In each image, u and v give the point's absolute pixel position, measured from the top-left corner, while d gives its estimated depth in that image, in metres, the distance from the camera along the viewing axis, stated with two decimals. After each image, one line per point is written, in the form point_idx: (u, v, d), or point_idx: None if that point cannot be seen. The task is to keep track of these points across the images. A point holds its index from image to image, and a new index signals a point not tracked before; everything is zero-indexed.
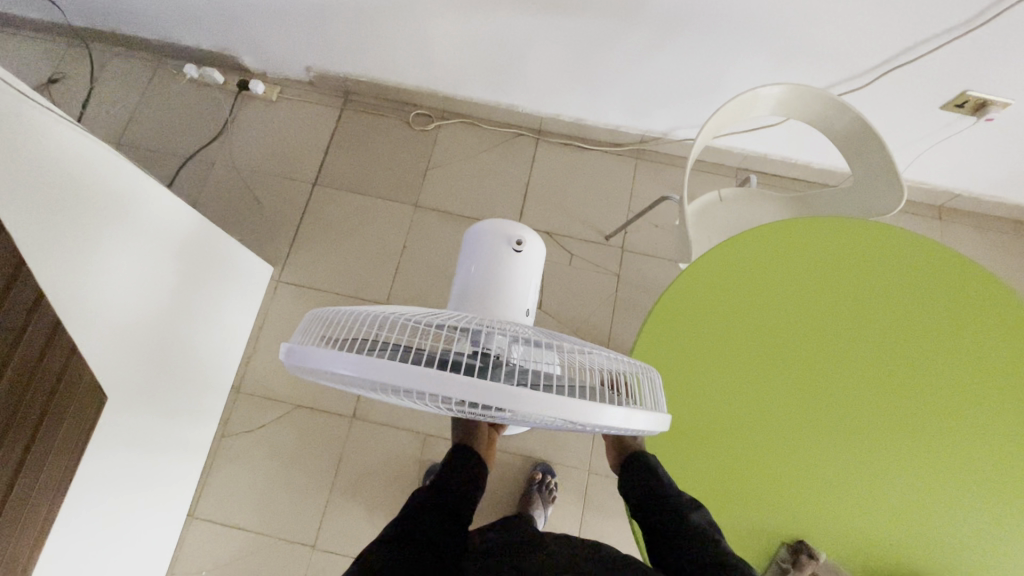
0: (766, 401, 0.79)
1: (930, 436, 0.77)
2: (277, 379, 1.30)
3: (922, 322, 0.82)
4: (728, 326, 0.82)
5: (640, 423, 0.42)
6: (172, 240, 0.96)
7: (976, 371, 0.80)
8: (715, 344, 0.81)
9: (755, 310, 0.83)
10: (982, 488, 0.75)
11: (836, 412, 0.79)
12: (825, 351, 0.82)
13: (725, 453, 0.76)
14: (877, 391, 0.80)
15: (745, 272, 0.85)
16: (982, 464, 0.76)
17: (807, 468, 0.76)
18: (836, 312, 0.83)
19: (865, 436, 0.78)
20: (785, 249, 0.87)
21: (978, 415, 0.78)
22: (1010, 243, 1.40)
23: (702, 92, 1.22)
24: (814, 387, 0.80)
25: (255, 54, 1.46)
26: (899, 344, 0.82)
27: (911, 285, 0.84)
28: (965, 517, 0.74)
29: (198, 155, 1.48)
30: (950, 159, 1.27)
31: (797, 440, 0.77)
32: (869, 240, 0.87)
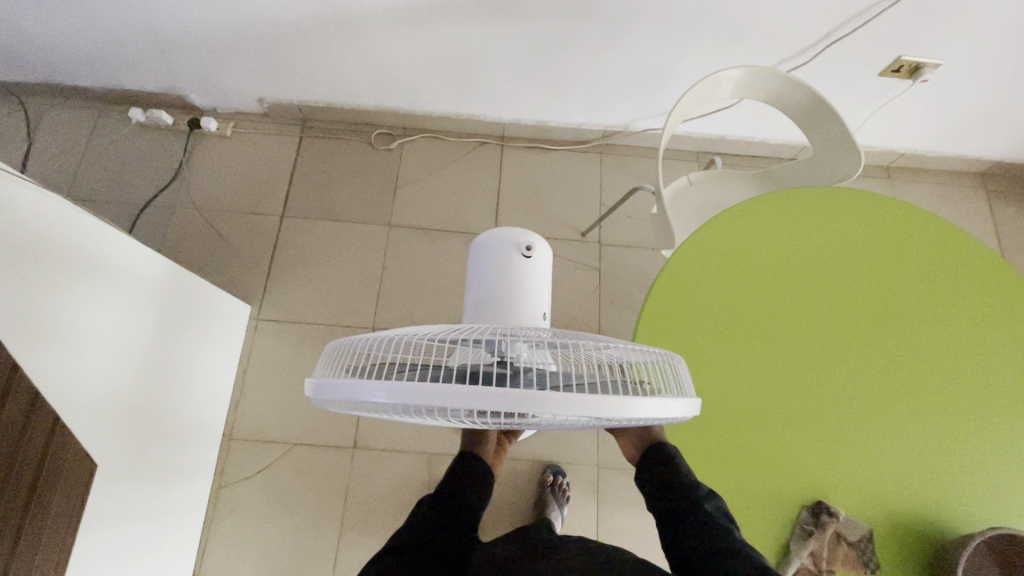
0: (750, 362, 0.82)
1: (910, 382, 0.82)
2: (270, 420, 1.25)
3: (897, 276, 0.87)
4: (720, 302, 0.84)
5: (674, 412, 0.42)
6: (144, 290, 0.92)
7: (953, 315, 0.85)
8: (712, 322, 0.83)
9: (728, 279, 0.86)
10: (974, 431, 0.79)
11: (815, 364, 0.82)
12: (814, 314, 0.85)
13: (732, 425, 0.78)
14: (867, 345, 0.84)
15: (727, 250, 0.88)
16: (973, 402, 0.81)
17: (797, 424, 0.79)
18: (806, 271, 0.87)
19: (862, 391, 0.81)
20: (763, 222, 0.90)
21: (962, 357, 0.83)
22: (955, 193, 1.50)
23: (658, 83, 1.26)
24: (794, 343, 0.83)
25: (205, 91, 1.42)
26: (879, 302, 0.86)
27: (883, 243, 0.89)
28: (969, 456, 0.78)
29: (156, 200, 1.42)
30: (894, 121, 1.34)
31: (787, 399, 0.80)
32: (838, 205, 0.91)
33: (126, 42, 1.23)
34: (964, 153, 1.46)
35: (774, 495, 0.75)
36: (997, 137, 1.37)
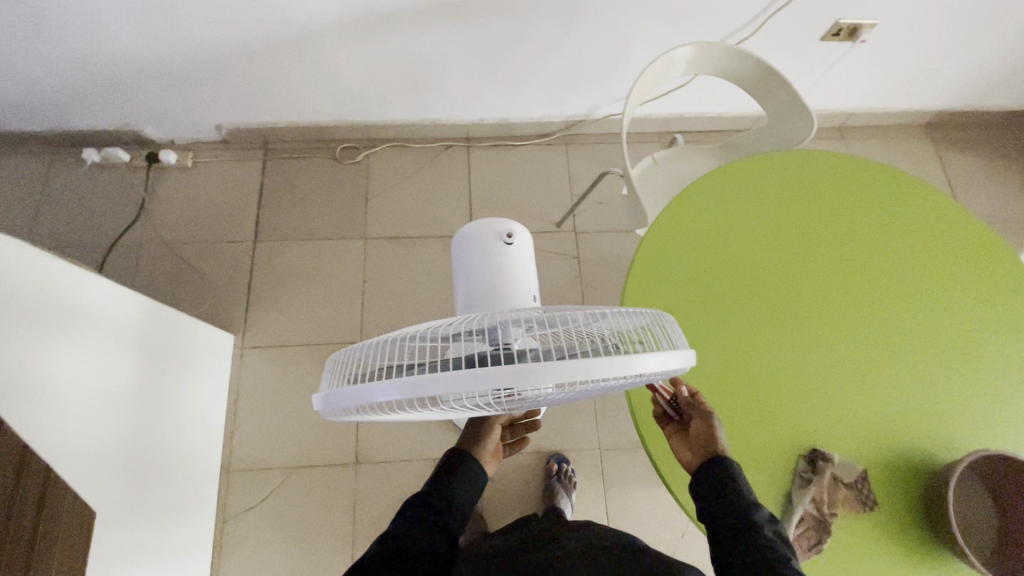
0: (729, 323, 0.85)
1: (881, 322, 0.86)
2: (267, 448, 1.24)
3: (857, 226, 0.91)
4: (695, 271, 0.87)
5: (671, 365, 0.44)
6: (120, 329, 0.90)
7: (914, 256, 0.90)
8: (691, 291, 0.86)
9: (696, 245, 0.89)
10: (947, 363, 0.84)
11: (790, 316, 0.86)
12: (785, 271, 0.88)
13: (724, 387, 0.81)
14: (838, 295, 0.87)
15: (695, 221, 0.90)
16: (942, 335, 0.85)
17: (781, 376, 0.82)
18: (772, 231, 0.91)
19: (840, 338, 0.85)
20: (726, 190, 0.93)
21: (927, 294, 0.87)
22: (906, 145, 1.56)
23: (614, 69, 1.28)
24: (769, 299, 0.86)
25: (160, 124, 1.40)
26: (843, 252, 0.90)
27: (840, 196, 0.93)
28: (946, 387, 0.83)
29: (122, 239, 1.39)
30: (841, 83, 1.40)
31: (770, 355, 0.83)
32: (794, 166, 0.95)
33: (73, 81, 1.20)
34: (910, 106, 1.52)
35: (766, 448, 0.78)
36: (937, 88, 1.43)
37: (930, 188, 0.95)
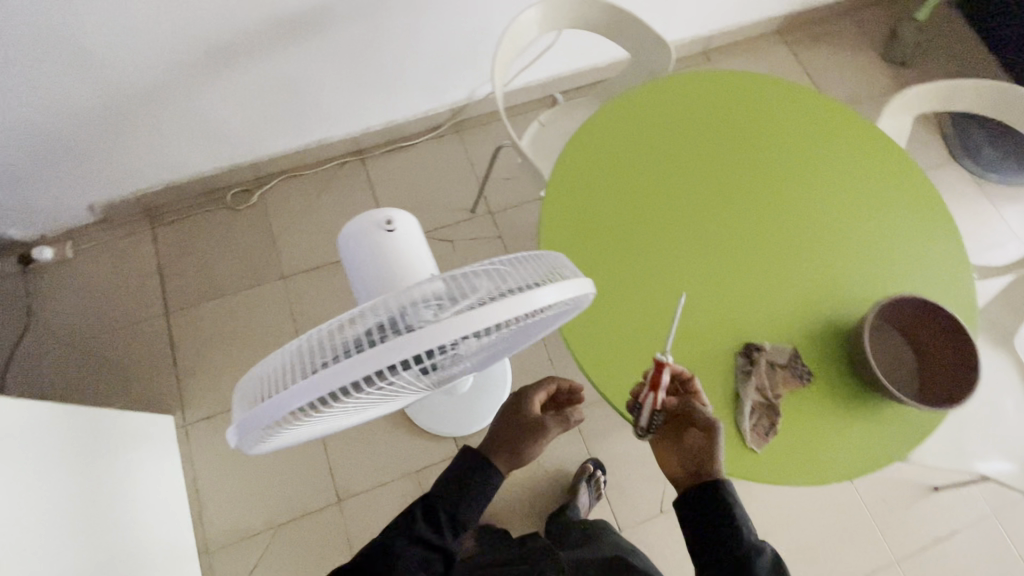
0: (573, 239, 0.87)
1: (710, 198, 0.91)
2: (241, 517, 1.18)
3: (721, 135, 0.97)
4: (591, 217, 0.89)
5: (568, 294, 0.48)
6: (31, 436, 0.83)
7: (779, 147, 0.96)
8: (590, 239, 0.88)
9: (583, 193, 0.90)
10: (832, 232, 0.91)
11: (626, 217, 0.89)
12: (673, 193, 0.92)
13: (645, 317, 0.84)
14: (726, 200, 0.92)
15: (578, 170, 0.92)
16: (822, 210, 0.92)
17: (632, 275, 0.86)
18: (649, 160, 0.94)
19: (740, 239, 0.89)
20: (596, 134, 0.95)
21: (799, 178, 0.94)
22: (764, 53, 1.67)
23: (478, 45, 1.29)
24: (607, 207, 0.90)
25: (22, 220, 1.28)
26: (719, 161, 0.94)
27: (699, 112, 0.98)
28: (838, 253, 0.89)
29: (16, 353, 1.27)
30: (691, 9, 1.47)
31: (681, 273, 0.86)
32: (650, 94, 0.99)
33: None
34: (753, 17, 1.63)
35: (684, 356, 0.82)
36: None
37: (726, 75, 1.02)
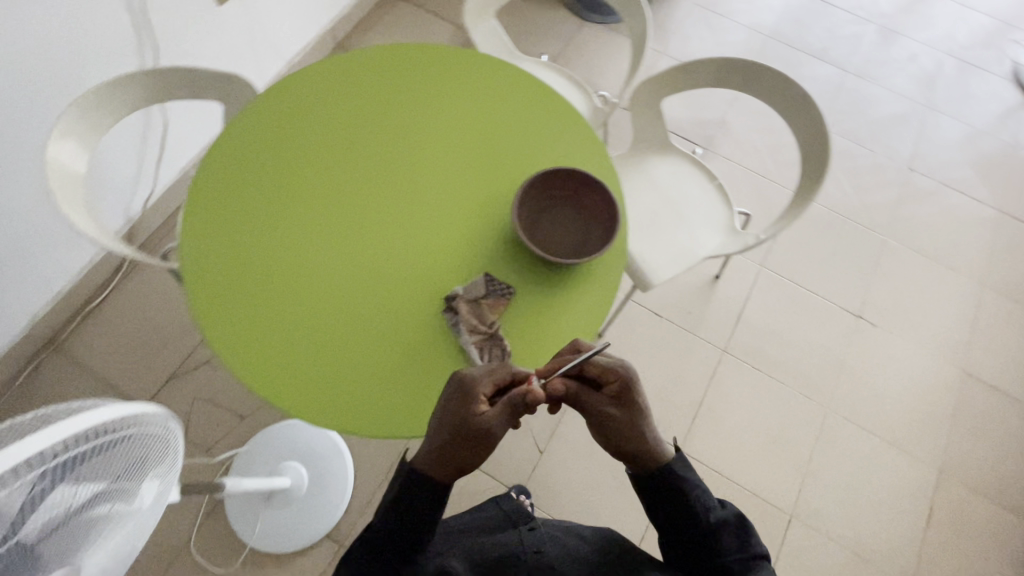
0: (354, 193, 1.17)
1: (443, 137, 1.24)
2: (297, 504, 1.58)
3: (469, 109, 1.28)
4: (375, 277, 1.09)
5: None
6: None
7: (514, 98, 1.30)
8: (421, 230, 1.14)
9: (402, 199, 1.17)
10: (577, 135, 1.26)
11: (385, 163, 1.20)
12: (459, 166, 1.21)
13: (494, 256, 1.12)
14: (496, 150, 1.23)
15: (351, 241, 1.12)
16: (563, 123, 1.27)
17: (419, 199, 1.17)
18: (433, 152, 1.22)
19: (520, 171, 1.21)
20: (385, 153, 1.21)
21: (537, 110, 1.28)
22: None
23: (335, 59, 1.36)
24: (334, 154, 1.21)
25: None
26: (478, 126, 1.26)
27: (447, 102, 1.28)
28: (589, 147, 1.25)
29: None
30: None
31: (495, 215, 1.16)
32: (409, 107, 1.27)
33: None
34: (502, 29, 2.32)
35: (551, 280, 1.11)
36: None
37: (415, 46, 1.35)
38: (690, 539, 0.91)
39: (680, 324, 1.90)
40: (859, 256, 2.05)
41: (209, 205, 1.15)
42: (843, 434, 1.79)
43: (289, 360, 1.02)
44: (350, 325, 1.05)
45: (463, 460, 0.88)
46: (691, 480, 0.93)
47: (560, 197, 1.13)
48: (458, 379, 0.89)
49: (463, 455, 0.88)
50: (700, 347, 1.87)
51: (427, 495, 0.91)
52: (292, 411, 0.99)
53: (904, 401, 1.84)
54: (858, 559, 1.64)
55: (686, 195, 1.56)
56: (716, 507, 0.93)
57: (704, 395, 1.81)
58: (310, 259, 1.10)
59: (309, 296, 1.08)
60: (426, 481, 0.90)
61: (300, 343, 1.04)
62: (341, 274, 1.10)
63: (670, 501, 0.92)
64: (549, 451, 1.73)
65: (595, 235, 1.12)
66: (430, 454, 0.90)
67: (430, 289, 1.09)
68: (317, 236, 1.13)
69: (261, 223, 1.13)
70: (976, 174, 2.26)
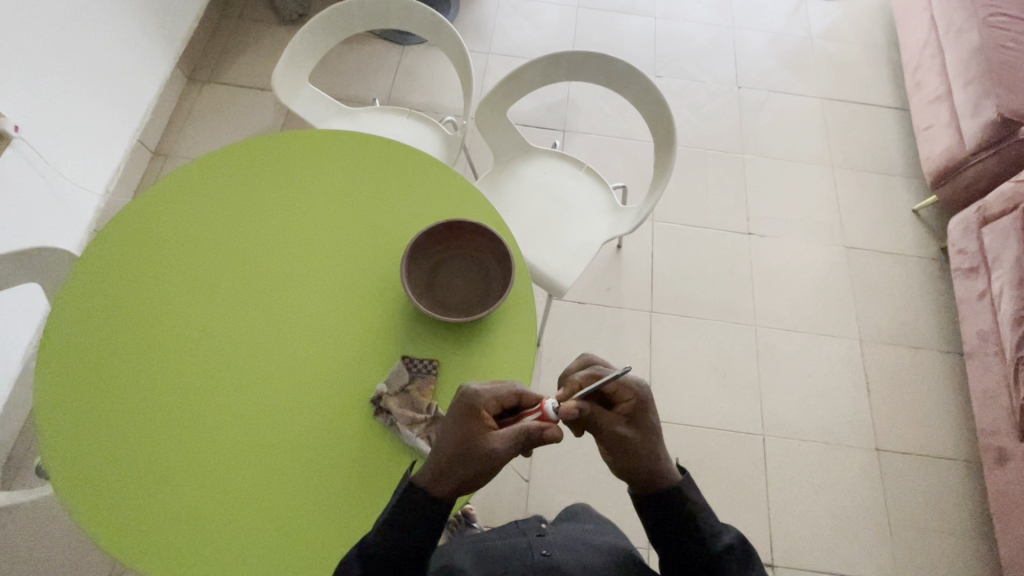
0: (225, 330, 1.05)
1: (298, 232, 1.15)
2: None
3: (286, 190, 1.19)
4: (267, 405, 1.00)
5: None
6: None
7: (327, 160, 1.23)
8: (293, 333, 1.06)
9: (260, 311, 1.07)
10: (407, 170, 1.23)
11: (246, 284, 1.09)
12: (304, 251, 1.13)
13: (381, 325, 1.07)
14: (333, 219, 1.16)
15: (224, 381, 1.02)
16: (387, 165, 1.23)
17: (297, 309, 1.08)
18: (269, 250, 1.13)
19: (368, 230, 1.15)
20: (220, 273, 1.10)
21: (356, 163, 1.23)
22: None
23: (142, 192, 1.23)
24: (187, 295, 1.08)
25: None
26: (304, 204, 1.18)
27: (259, 193, 1.18)
28: (424, 176, 1.22)
29: None
30: None
31: (364, 284, 1.10)
32: (221, 215, 1.16)
33: None
34: (325, 81, 2.22)
35: (469, 335, 1.07)
36: None
37: (233, 147, 1.24)
38: (690, 559, 0.87)
39: (605, 304, 1.94)
40: (729, 180, 2.21)
41: (61, 409, 0.99)
42: (776, 343, 1.93)
43: (214, 540, 0.91)
44: (274, 474, 0.96)
45: (471, 481, 0.83)
46: (699, 503, 0.88)
47: (444, 249, 1.09)
48: (465, 393, 0.84)
49: (464, 472, 0.82)
50: (630, 317, 1.93)
51: (426, 513, 0.83)
52: None
53: (810, 292, 2.02)
54: (828, 446, 1.79)
55: (562, 191, 1.57)
56: (720, 525, 0.89)
57: (650, 360, 1.87)
58: (203, 421, 0.99)
59: (203, 461, 0.96)
60: (426, 502, 0.84)
61: (217, 516, 0.93)
62: (243, 422, 0.99)
63: (670, 518, 0.87)
64: (534, 476, 1.71)
65: (495, 274, 1.10)
66: (433, 467, 0.84)
67: (344, 398, 1.01)
68: (194, 390, 1.01)
69: (113, 411, 0.99)
70: (792, 73, 2.50)
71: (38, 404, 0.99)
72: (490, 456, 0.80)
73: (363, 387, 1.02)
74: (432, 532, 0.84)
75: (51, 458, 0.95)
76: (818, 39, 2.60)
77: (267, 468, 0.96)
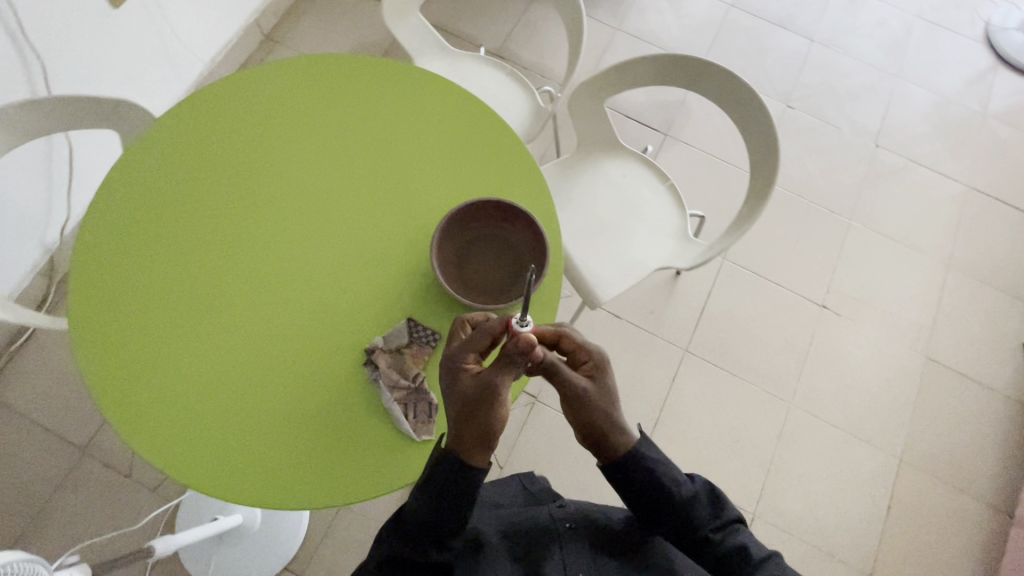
0: (252, 235, 1.06)
1: (351, 162, 1.13)
2: (250, 540, 1.53)
3: (343, 110, 1.17)
4: (269, 313, 1.02)
5: None
6: None
7: (390, 90, 1.20)
8: (314, 251, 1.06)
9: (290, 222, 1.07)
10: (464, 117, 1.18)
11: (286, 197, 1.09)
12: (344, 174, 1.11)
13: (397, 267, 1.06)
14: (380, 149, 1.14)
15: (239, 280, 1.04)
16: (446, 108, 1.19)
17: (324, 237, 1.07)
18: (314, 165, 1.12)
19: (412, 168, 1.13)
20: (264, 175, 1.11)
21: (417, 98, 1.19)
22: None
23: None
24: (231, 189, 1.09)
25: None
26: (357, 128, 1.16)
27: (317, 107, 1.17)
28: (480, 129, 1.18)
29: None
30: None
31: (393, 220, 1.09)
32: (276, 119, 1.16)
33: None
34: (444, 12, 2.15)
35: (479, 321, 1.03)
36: None
37: (319, 57, 1.22)
38: (672, 525, 0.87)
39: (641, 325, 1.84)
40: (823, 241, 1.99)
41: (91, 268, 1.03)
42: (806, 428, 1.77)
43: (194, 425, 0.95)
44: (250, 385, 0.98)
45: (474, 441, 0.80)
46: (661, 460, 0.86)
47: (483, 225, 1.05)
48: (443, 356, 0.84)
49: (467, 431, 0.79)
50: (662, 347, 1.82)
51: (445, 484, 0.82)
52: (207, 479, 0.92)
53: (866, 390, 1.83)
54: (819, 552, 1.65)
55: (636, 201, 1.46)
56: (688, 480, 0.88)
57: (666, 397, 1.77)
58: (205, 313, 1.01)
59: (201, 349, 0.99)
60: (445, 474, 0.82)
61: (201, 405, 0.96)
62: (242, 326, 1.01)
63: (638, 484, 0.84)
64: (509, 466, 1.69)
65: (528, 264, 1.04)
66: (451, 439, 0.82)
67: (337, 338, 1.01)
68: (209, 281, 1.03)
69: (136, 281, 1.03)
70: (945, 147, 2.18)
71: (77, 260, 1.04)
72: (486, 405, 0.77)
73: (360, 334, 1.02)
74: (452, 500, 0.82)
75: (76, 312, 1.00)
76: (992, 119, 2.24)
77: (246, 377, 0.98)
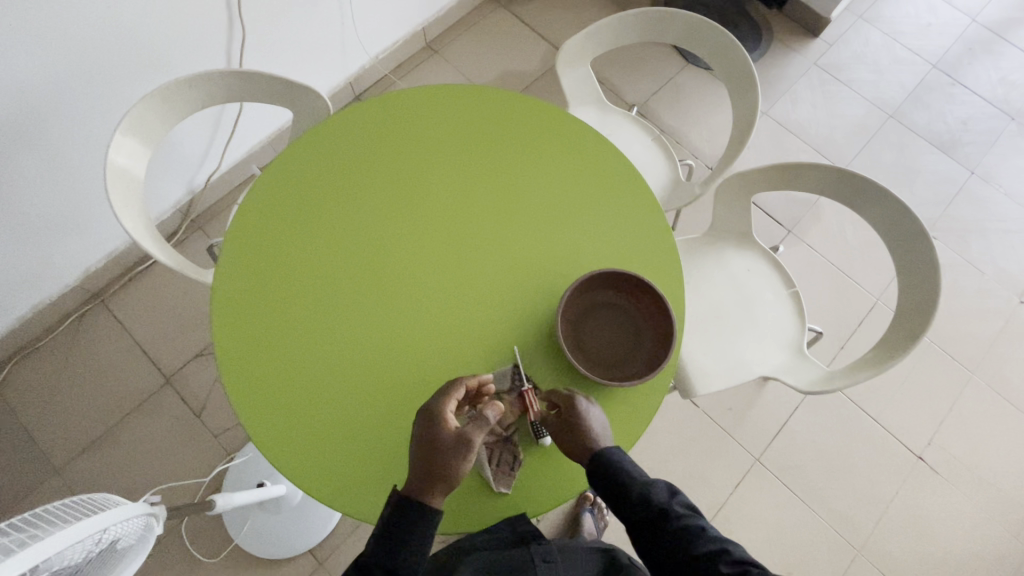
0: (383, 235, 1.09)
1: (494, 194, 1.14)
2: (286, 514, 1.57)
3: (501, 146, 1.19)
4: (391, 328, 1.03)
5: None
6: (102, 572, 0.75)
7: (548, 136, 1.21)
8: (447, 278, 1.07)
9: (431, 244, 1.09)
10: (614, 179, 1.18)
11: (431, 215, 1.11)
12: (490, 209, 1.13)
13: (521, 314, 1.06)
14: (529, 192, 1.15)
15: (372, 288, 1.06)
16: (598, 165, 1.19)
17: (458, 264, 1.08)
18: (464, 194, 1.14)
19: (556, 219, 1.13)
20: (417, 193, 1.13)
21: (572, 150, 1.20)
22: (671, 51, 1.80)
23: None
24: (377, 189, 1.13)
25: None
26: (511, 167, 1.17)
27: (477, 137, 1.19)
28: (627, 194, 1.17)
29: None
30: None
31: (527, 266, 1.09)
32: (438, 141, 1.18)
33: None
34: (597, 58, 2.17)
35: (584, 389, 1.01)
36: None
37: (490, 89, 1.24)
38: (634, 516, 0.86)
39: (716, 419, 1.76)
40: (935, 388, 1.83)
41: (242, 245, 1.08)
42: None
43: (302, 419, 0.98)
44: (343, 380, 1.00)
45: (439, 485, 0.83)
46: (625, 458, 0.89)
47: (611, 294, 1.03)
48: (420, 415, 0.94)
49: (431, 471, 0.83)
50: (733, 449, 1.73)
51: (409, 520, 0.82)
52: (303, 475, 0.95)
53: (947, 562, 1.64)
54: None
55: (753, 299, 1.40)
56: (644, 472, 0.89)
57: (724, 501, 1.67)
58: (323, 297, 1.05)
59: (322, 346, 1.02)
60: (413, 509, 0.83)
61: (312, 401, 0.99)
62: (366, 334, 1.03)
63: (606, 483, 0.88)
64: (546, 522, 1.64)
65: (647, 346, 1.01)
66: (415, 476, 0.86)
67: (435, 360, 1.02)
68: (343, 283, 1.06)
69: (279, 266, 1.07)
70: None
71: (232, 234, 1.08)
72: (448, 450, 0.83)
73: (459, 365, 1.02)
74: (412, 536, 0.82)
75: (222, 283, 1.05)
76: None
77: (347, 374, 1.01)
